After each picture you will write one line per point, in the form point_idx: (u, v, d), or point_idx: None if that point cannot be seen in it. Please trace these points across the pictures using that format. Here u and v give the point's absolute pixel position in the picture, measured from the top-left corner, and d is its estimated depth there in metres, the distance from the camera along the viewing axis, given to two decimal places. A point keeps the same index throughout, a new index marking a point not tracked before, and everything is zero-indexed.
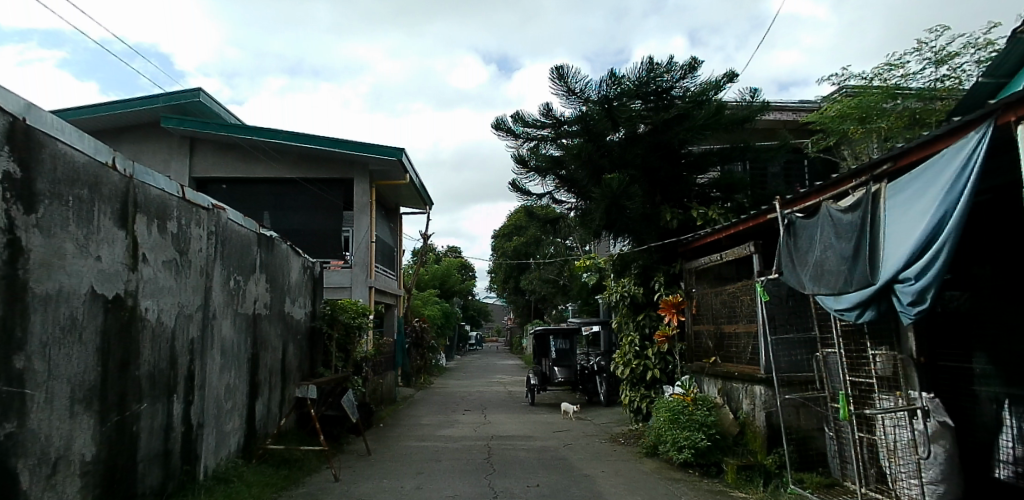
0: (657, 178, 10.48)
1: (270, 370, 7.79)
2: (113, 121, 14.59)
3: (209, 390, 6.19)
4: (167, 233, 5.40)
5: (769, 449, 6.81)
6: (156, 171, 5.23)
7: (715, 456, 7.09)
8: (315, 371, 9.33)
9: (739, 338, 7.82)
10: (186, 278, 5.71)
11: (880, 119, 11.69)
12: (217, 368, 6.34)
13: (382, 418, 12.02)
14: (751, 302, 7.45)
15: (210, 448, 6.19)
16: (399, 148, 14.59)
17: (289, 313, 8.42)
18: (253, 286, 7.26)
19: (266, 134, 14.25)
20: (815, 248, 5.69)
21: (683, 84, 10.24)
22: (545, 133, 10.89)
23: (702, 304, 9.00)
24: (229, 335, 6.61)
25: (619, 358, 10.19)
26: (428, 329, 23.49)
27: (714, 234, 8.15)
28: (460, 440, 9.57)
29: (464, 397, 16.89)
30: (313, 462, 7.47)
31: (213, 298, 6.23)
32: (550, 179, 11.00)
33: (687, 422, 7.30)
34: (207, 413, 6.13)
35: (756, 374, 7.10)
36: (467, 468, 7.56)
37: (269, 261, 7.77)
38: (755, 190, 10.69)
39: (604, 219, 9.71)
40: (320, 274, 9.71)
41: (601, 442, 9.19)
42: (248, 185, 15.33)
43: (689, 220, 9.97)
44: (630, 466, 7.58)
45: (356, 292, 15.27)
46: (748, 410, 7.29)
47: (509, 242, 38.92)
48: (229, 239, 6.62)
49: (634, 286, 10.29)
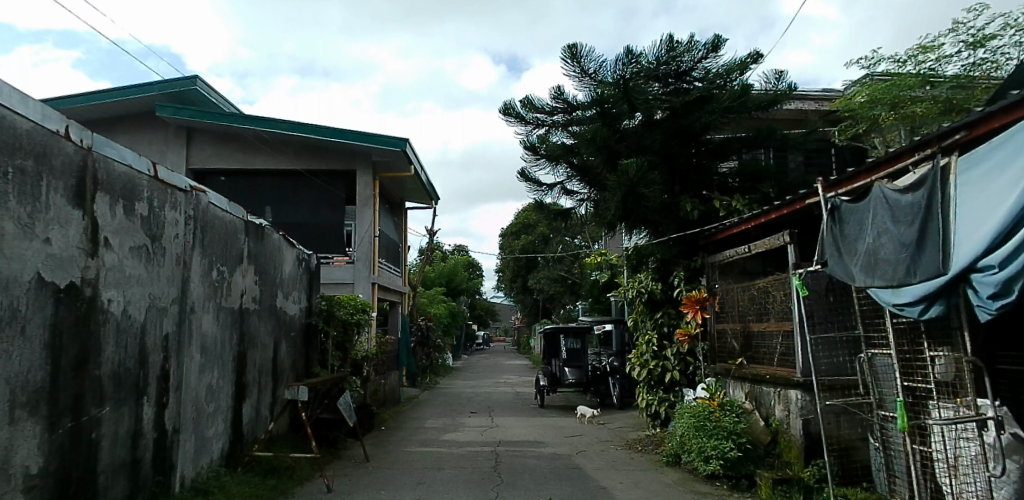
0: (676, 166, 9.82)
1: (259, 370, 7.18)
2: (108, 110, 14.08)
3: (187, 392, 5.57)
4: (135, 215, 4.80)
5: (807, 461, 6.17)
6: (121, 144, 4.64)
7: (745, 467, 6.44)
8: (311, 371, 8.73)
9: (770, 337, 7.15)
10: (158, 267, 5.10)
11: (913, 105, 10.99)
12: (196, 367, 5.72)
13: (383, 421, 11.40)
14: (784, 298, 6.79)
15: (188, 456, 5.57)
16: (403, 138, 13.98)
17: (281, 308, 7.81)
18: (240, 277, 6.66)
19: (264, 123, 13.69)
20: (866, 235, 5.04)
21: (704, 65, 9.58)
22: (556, 119, 10.27)
23: (726, 300, 8.34)
24: (211, 331, 6.00)
25: (635, 358, 9.51)
26: (434, 327, 22.90)
27: (741, 224, 7.50)
28: (464, 446, 8.93)
29: (471, 397, 16.27)
30: (305, 471, 6.84)
31: (192, 290, 5.63)
32: (561, 168, 10.34)
33: (713, 430, 6.61)
34: (184, 417, 5.51)
35: (791, 377, 6.45)
36: (472, 478, 6.92)
37: (258, 251, 7.16)
38: (782, 180, 10.01)
39: (620, 210, 9.05)
40: (316, 267, 9.12)
41: (617, 449, 8.53)
42: (246, 177, 14.76)
43: (712, 211, 9.32)
44: (651, 477, 6.91)
45: (359, 288, 14.68)
46: (781, 417, 6.64)
47: (517, 240, 38.28)
48: (211, 225, 6.01)
49: (652, 282, 9.59)
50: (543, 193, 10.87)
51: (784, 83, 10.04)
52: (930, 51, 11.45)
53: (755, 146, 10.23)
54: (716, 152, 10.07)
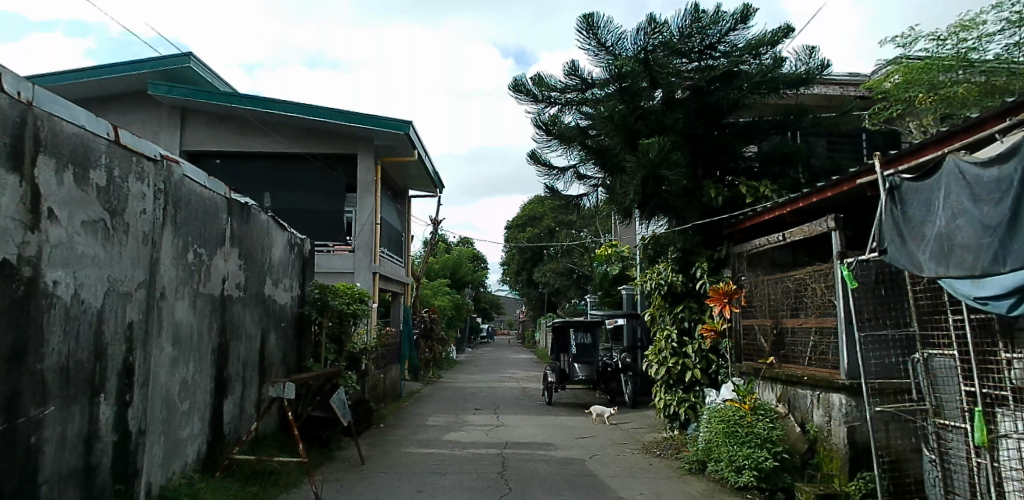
0: (699, 148, 9.12)
1: (243, 363, 6.53)
2: (98, 88, 13.47)
3: (157, 390, 4.92)
4: (89, 184, 4.14)
5: (851, 475, 5.48)
6: (72, 102, 3.98)
7: (780, 479, 5.76)
8: (303, 365, 8.09)
9: (807, 335, 6.45)
10: (119, 246, 4.44)
11: (953, 86, 10.21)
12: (168, 361, 5.08)
13: (383, 418, 10.78)
14: (825, 291, 6.08)
15: (157, 461, 4.93)
16: (407, 121, 13.29)
17: (269, 297, 7.17)
18: (222, 261, 6.02)
19: (262, 103, 13.05)
20: (935, 217, 4.35)
21: (731, 38, 8.85)
22: (570, 97, 9.58)
23: (754, 293, 7.64)
24: (186, 320, 5.34)
25: (652, 356, 8.84)
26: (438, 320, 22.25)
27: (775, 209, 6.80)
28: (468, 448, 8.28)
29: (475, 393, 15.66)
30: (292, 476, 6.21)
31: (163, 273, 4.97)
32: (575, 150, 9.65)
33: (745, 437, 5.91)
34: (152, 417, 4.86)
35: (835, 379, 5.73)
36: (477, 486, 6.25)
37: (243, 233, 6.51)
38: (812, 165, 9.29)
39: (639, 195, 8.37)
40: (310, 253, 8.50)
41: (633, 453, 7.88)
42: (242, 160, 14.13)
43: (737, 197, 8.65)
44: (674, 488, 6.24)
45: (360, 278, 13.91)
46: (820, 423, 5.96)
47: (523, 233, 37.56)
48: (186, 201, 5.36)
49: (672, 273, 8.90)
50: (554, 178, 10.18)
51: (816, 59, 9.18)
52: (971, 29, 10.56)
53: (784, 128, 9.51)
54: (742, 134, 9.36)
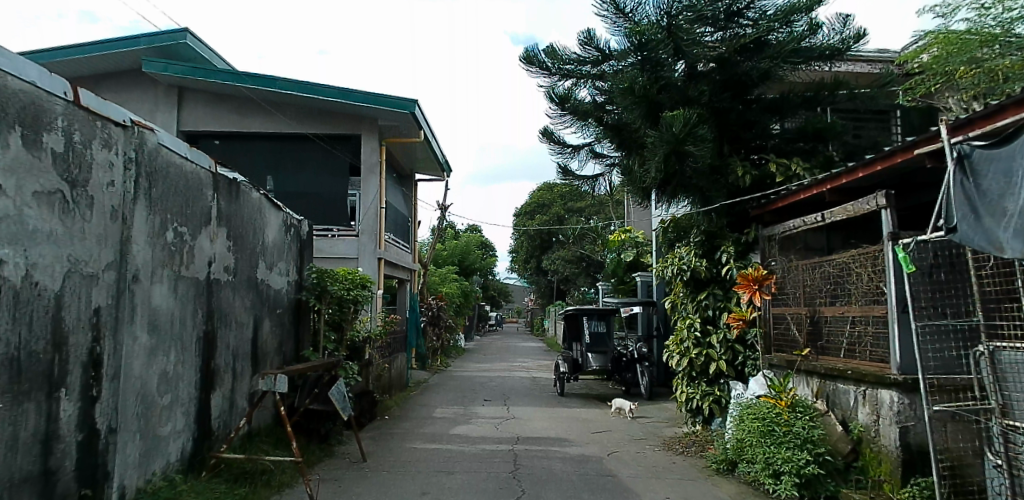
0: (725, 122, 8.50)
1: (233, 353, 6.02)
2: (92, 65, 13.00)
3: (131, 383, 4.40)
4: (43, 149, 3.59)
5: (904, 481, 4.93)
6: (19, 54, 3.43)
7: (823, 485, 5.22)
8: (301, 354, 7.58)
9: (849, 325, 5.86)
10: (81, 222, 3.90)
11: (998, 60, 9.39)
12: (145, 351, 4.55)
13: (387, 410, 10.30)
14: (872, 276, 5.48)
15: (133, 462, 4.41)
16: (412, 99, 12.70)
17: (262, 281, 6.66)
18: (207, 241, 5.51)
19: (261, 81, 12.52)
20: (1019, 188, 3.73)
21: (760, 4, 8.19)
22: (586, 70, 8.97)
23: (786, 279, 7.04)
24: (165, 305, 4.82)
25: (674, 346, 8.28)
26: (446, 307, 21.75)
27: (815, 186, 6.18)
28: (478, 443, 7.76)
29: (484, 383, 15.19)
30: (286, 475, 5.69)
31: (137, 252, 4.44)
32: (591, 127, 9.02)
33: (783, 438, 5.36)
34: (126, 413, 4.33)
35: (884, 375, 5.15)
36: (488, 488, 5.71)
37: (231, 212, 6.00)
38: (847, 142, 8.63)
39: (661, 174, 7.77)
40: (308, 236, 7.99)
41: (654, 451, 7.35)
42: (242, 141, 13.63)
43: (765, 176, 8.07)
44: (702, 490, 5.73)
45: (365, 264, 13.39)
46: (866, 422, 5.39)
47: (532, 220, 36.94)
48: (164, 173, 4.83)
49: (695, 258, 8.30)
50: (568, 157, 9.58)
51: (852, 28, 8.47)
52: None
53: (815, 103, 8.87)
54: (769, 109, 8.73)
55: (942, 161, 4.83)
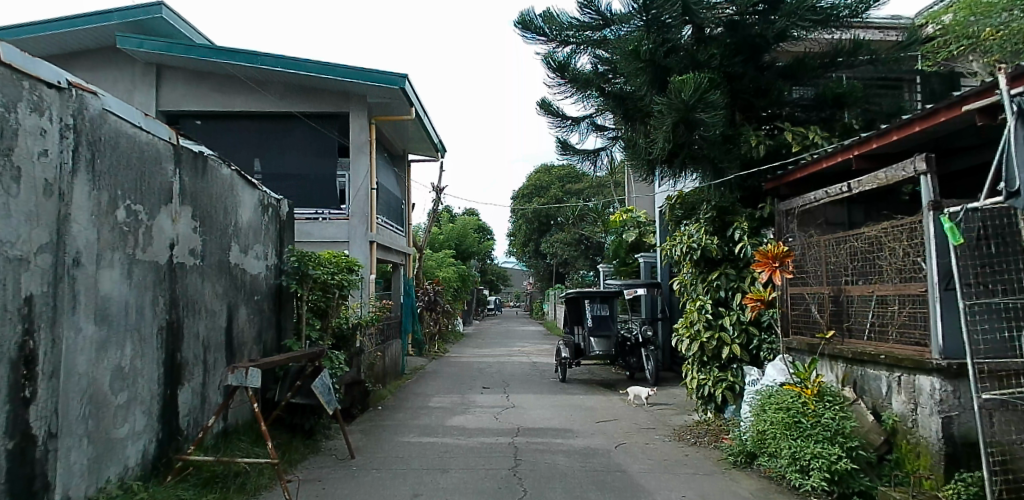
0: (739, 88, 7.91)
1: (203, 344, 5.48)
2: (64, 42, 12.33)
3: (76, 382, 3.85)
4: None
5: (947, 476, 4.40)
6: None
7: (856, 480, 4.72)
8: (283, 344, 7.04)
9: (880, 305, 5.33)
10: (6, 198, 3.32)
11: None
12: (91, 345, 4.00)
13: (381, 400, 9.81)
14: (908, 250, 4.93)
15: (80, 470, 3.88)
16: (402, 75, 12.06)
17: (236, 266, 6.11)
18: (167, 221, 4.96)
19: (242, 56, 11.88)
20: None
21: None
22: (586, 36, 8.35)
23: (807, 256, 6.50)
24: (116, 293, 4.27)
25: (684, 329, 7.76)
26: (443, 292, 21.25)
27: (840, 153, 5.61)
28: (476, 435, 7.24)
29: (483, 369, 14.70)
30: (263, 477, 5.18)
31: (76, 233, 3.87)
32: (591, 98, 8.44)
33: (811, 430, 4.89)
34: (69, 415, 3.78)
35: (923, 359, 4.63)
36: (486, 488, 5.19)
37: (197, 189, 5.44)
38: (867, 109, 8.04)
39: (668, 146, 7.20)
40: (287, 217, 7.43)
41: (665, 442, 6.86)
42: (225, 121, 13.01)
43: (780, 146, 7.50)
44: (720, 486, 5.23)
45: (355, 248, 12.83)
46: (901, 411, 4.88)
47: (530, 202, 36.30)
48: (110, 144, 4.26)
49: (706, 236, 7.73)
50: (567, 129, 8.98)
51: None
52: None
53: (833, 68, 8.28)
54: (783, 75, 8.14)
55: (993, 117, 4.25)
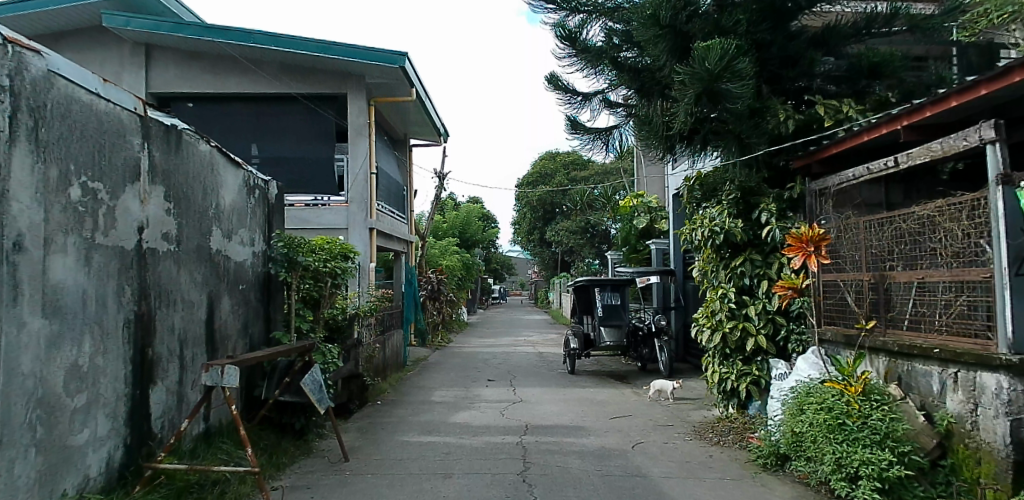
0: (765, 58, 7.31)
1: (180, 337, 4.98)
2: (48, 21, 11.78)
3: (19, 384, 3.30)
4: None
5: (1016, 486, 3.86)
6: None
7: (908, 490, 4.19)
8: (273, 337, 6.55)
9: (930, 293, 4.78)
10: None
11: None
12: (39, 341, 3.46)
13: (381, 393, 9.34)
14: (967, 230, 4.37)
15: (27, 486, 3.35)
16: (402, 53, 11.47)
17: (217, 252, 5.60)
18: (134, 201, 4.42)
19: (234, 33, 11.30)
20: None
21: None
22: (598, 3, 7.76)
23: (843, 238, 5.93)
24: (70, 281, 3.74)
25: (705, 320, 7.24)
26: (447, 281, 20.75)
27: (887, 124, 5.03)
28: (481, 434, 6.74)
29: (488, 360, 14.19)
30: (246, 486, 4.67)
31: (17, 213, 3.31)
32: (603, 72, 7.87)
33: (858, 435, 4.33)
34: (12, 424, 3.24)
35: (985, 353, 4.10)
36: (492, 497, 4.68)
37: (169, 166, 4.91)
38: (904, 80, 7.41)
39: (689, 122, 6.64)
40: (275, 200, 6.91)
41: (685, 441, 6.35)
42: (218, 104, 12.49)
43: (810, 120, 6.91)
44: (753, 493, 4.70)
45: (354, 236, 12.27)
46: (957, 412, 4.36)
47: (535, 189, 35.65)
48: (60, 111, 3.71)
49: (729, 219, 7.06)
50: (577, 105, 8.41)
51: None
52: None
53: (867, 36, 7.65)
54: (813, 44, 7.49)
55: None
